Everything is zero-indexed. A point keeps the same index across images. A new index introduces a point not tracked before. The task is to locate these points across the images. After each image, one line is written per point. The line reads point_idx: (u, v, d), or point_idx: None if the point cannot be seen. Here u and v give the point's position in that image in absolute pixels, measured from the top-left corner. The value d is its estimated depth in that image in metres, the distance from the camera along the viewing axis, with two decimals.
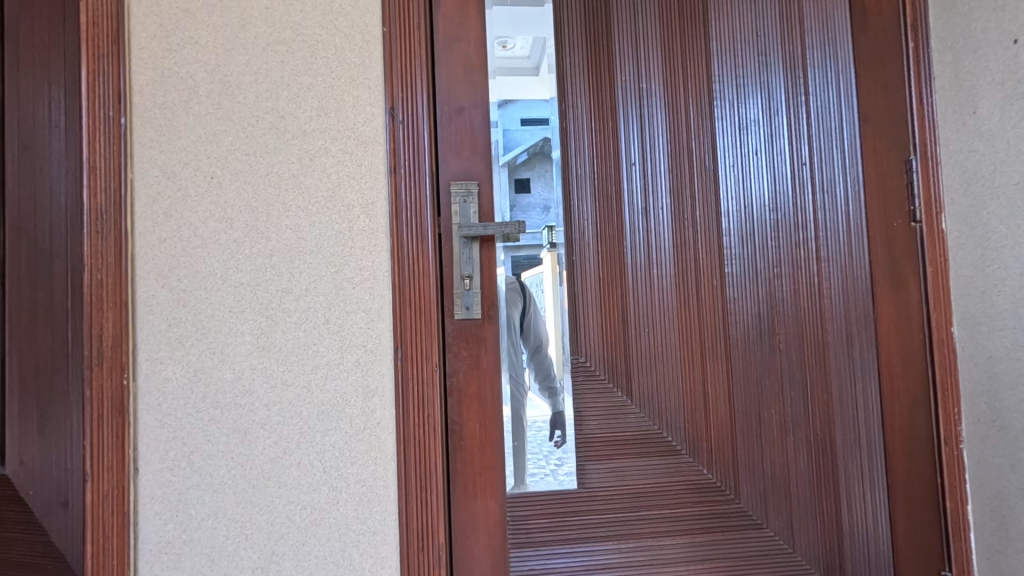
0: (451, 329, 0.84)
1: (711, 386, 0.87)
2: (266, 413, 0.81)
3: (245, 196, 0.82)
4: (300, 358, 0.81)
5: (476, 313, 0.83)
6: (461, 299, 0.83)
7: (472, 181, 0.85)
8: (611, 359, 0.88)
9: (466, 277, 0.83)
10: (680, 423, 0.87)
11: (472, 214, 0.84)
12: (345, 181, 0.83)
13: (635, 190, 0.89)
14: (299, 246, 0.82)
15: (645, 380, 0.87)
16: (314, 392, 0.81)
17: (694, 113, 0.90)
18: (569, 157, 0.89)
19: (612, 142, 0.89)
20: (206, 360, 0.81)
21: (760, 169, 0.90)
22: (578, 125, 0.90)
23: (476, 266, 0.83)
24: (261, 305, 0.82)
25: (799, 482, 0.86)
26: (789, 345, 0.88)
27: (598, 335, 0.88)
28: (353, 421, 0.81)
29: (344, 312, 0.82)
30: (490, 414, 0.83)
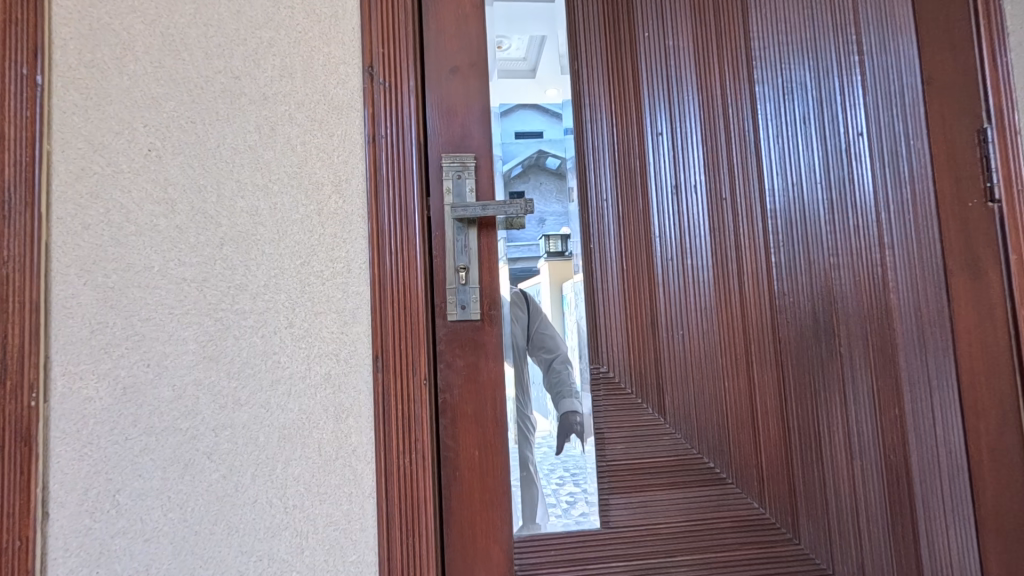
0: (442, 333, 0.69)
1: (758, 399, 0.72)
2: (214, 440, 0.65)
3: (189, 173, 0.67)
4: (256, 371, 0.66)
5: (473, 314, 0.68)
6: (455, 297, 0.68)
7: (467, 152, 0.71)
8: (638, 368, 0.72)
9: (461, 269, 0.68)
10: (723, 447, 0.71)
11: (467, 191, 0.70)
12: (313, 155, 0.69)
13: (663, 165, 0.74)
14: (256, 233, 0.67)
15: (679, 395, 0.71)
16: (272, 413, 0.65)
17: (731, 75, 0.75)
18: (584, 126, 0.74)
19: (634, 109, 0.74)
20: (138, 375, 0.65)
21: (810, 140, 0.75)
22: (591, 90, 0.74)
23: (473, 256, 0.69)
24: (208, 305, 0.66)
25: (869, 517, 0.71)
26: (849, 348, 0.73)
27: (620, 340, 0.72)
28: (323, 448, 0.65)
29: (310, 313, 0.67)
30: (492, 437, 0.68)
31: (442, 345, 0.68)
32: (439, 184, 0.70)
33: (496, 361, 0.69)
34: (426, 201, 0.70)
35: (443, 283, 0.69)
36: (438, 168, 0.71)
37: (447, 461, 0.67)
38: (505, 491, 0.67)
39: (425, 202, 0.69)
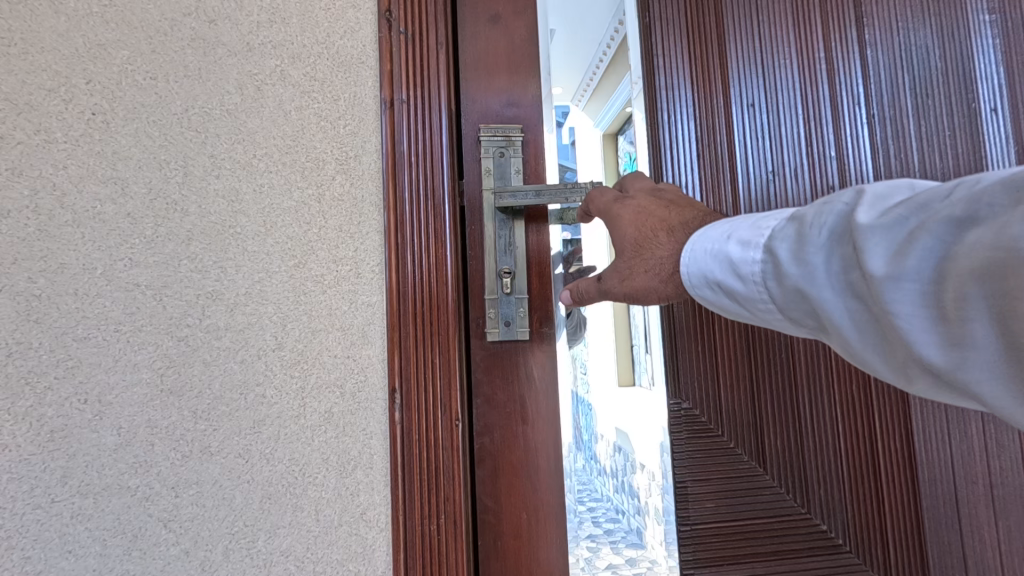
0: (477, 358, 0.54)
1: (882, 444, 0.56)
2: (173, 502, 0.48)
3: (146, 144, 0.51)
4: (233, 407, 0.50)
5: (518, 333, 0.54)
6: (497, 310, 0.54)
7: (511, 126, 0.57)
8: (729, 402, 0.55)
9: (505, 273, 0.54)
10: (839, 504, 0.55)
11: (512, 176, 0.55)
12: (311, 124, 0.53)
13: (756, 142, 0.58)
14: (235, 224, 0.51)
15: (785, 438, 0.55)
16: (254, 464, 0.49)
17: (837, 33, 0.60)
18: (656, 94, 0.58)
19: (719, 73, 0.59)
20: (71, 414, 0.48)
21: (934, 113, 0.60)
22: (665, 48, 0.59)
23: (520, 259, 0.55)
24: (169, 320, 0.50)
25: None
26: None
27: (704, 366, 0.56)
28: (322, 511, 0.50)
29: (306, 331, 0.51)
30: (539, 493, 0.54)
31: (478, 372, 0.54)
32: (475, 168, 0.56)
33: (547, 397, 0.54)
34: (457, 188, 0.55)
35: (480, 293, 0.55)
36: (475, 147, 0.56)
37: (483, 524, 0.53)
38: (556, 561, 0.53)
39: (456, 190, 0.55)
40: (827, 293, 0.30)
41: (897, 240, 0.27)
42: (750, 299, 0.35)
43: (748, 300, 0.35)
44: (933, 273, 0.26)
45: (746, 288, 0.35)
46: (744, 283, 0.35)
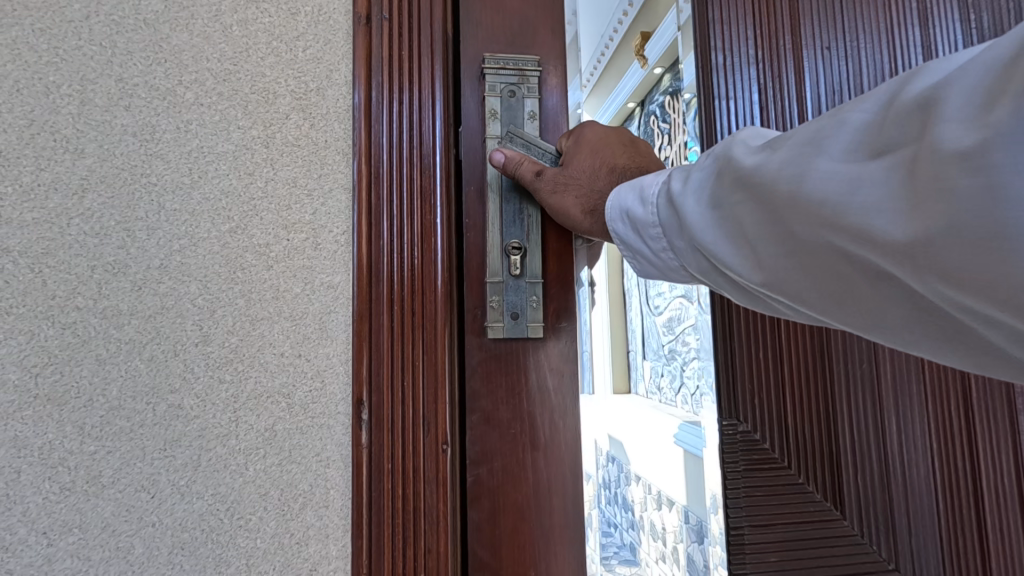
0: (473, 364, 0.42)
1: (969, 470, 0.52)
2: (45, 554, 0.34)
3: (28, 60, 0.37)
4: (138, 420, 0.36)
5: (528, 329, 0.43)
6: (501, 296, 0.42)
7: (526, 57, 0.45)
8: (799, 436, 0.50)
9: (513, 247, 0.43)
10: (934, 544, 0.51)
11: (520, 121, 0.44)
12: (261, 44, 0.40)
13: (810, 96, 0.55)
14: (150, 172, 0.38)
15: (866, 474, 0.50)
16: (165, 500, 0.36)
17: (896, 15, 0.57)
18: (710, 64, 0.53)
19: (777, 45, 0.54)
20: None
21: None
22: (720, 12, 0.54)
23: (534, 231, 0.43)
24: (50, 300, 0.36)
25: None
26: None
27: (769, 390, 0.50)
28: (256, 566, 0.37)
29: (242, 319, 0.38)
30: (548, 541, 0.42)
31: (475, 380, 0.42)
32: (474, 111, 0.44)
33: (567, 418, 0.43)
34: (448, 136, 0.42)
35: (479, 276, 0.43)
36: (476, 84, 0.44)
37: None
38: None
39: (449, 138, 0.42)
40: (694, 206, 0.31)
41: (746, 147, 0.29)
42: (647, 224, 0.35)
43: (632, 241, 0.36)
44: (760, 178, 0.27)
45: (646, 212, 0.35)
46: (645, 205, 0.35)
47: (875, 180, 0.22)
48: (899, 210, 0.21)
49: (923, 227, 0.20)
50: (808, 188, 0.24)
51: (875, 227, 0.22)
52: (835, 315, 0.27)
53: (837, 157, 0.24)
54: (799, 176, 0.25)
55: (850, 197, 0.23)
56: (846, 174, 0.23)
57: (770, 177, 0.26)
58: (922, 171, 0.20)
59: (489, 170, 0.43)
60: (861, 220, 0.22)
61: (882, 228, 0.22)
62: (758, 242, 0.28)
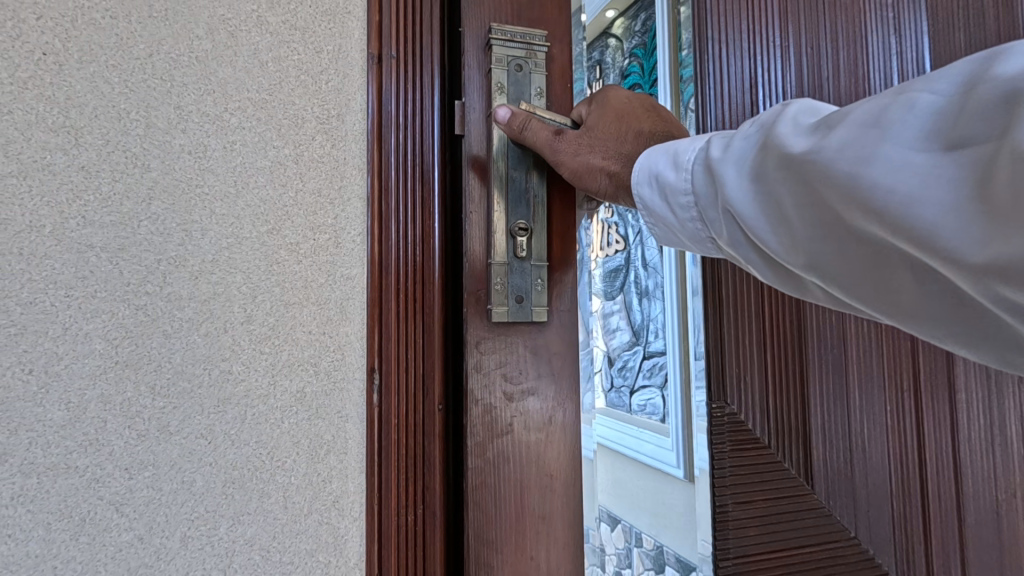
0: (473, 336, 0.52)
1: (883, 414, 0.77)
2: (127, 484, 0.44)
3: (104, 91, 0.45)
4: (197, 383, 0.46)
5: (530, 307, 0.53)
6: (507, 270, 0.53)
7: (535, 34, 0.56)
8: (776, 422, 0.73)
9: (519, 228, 0.53)
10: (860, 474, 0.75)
11: (524, 90, 0.55)
12: (291, 76, 0.49)
13: None
14: (203, 184, 0.47)
15: (822, 456, 0.74)
16: (219, 447, 0.46)
17: (844, 58, 0.79)
18: (708, 105, 0.73)
19: (762, 83, 0.75)
20: (12, 385, 0.42)
21: None
22: (717, 56, 0.74)
23: (535, 215, 0.54)
24: (125, 286, 0.45)
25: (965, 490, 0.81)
26: (961, 402, 0.81)
27: (756, 390, 0.72)
28: (290, 499, 0.47)
29: (278, 304, 0.47)
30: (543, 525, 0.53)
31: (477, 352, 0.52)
32: (483, 83, 0.54)
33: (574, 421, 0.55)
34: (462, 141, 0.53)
35: (481, 259, 0.52)
36: (481, 85, 0.54)
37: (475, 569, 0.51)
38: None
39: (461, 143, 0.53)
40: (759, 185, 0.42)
41: (812, 139, 0.39)
42: (679, 188, 0.48)
43: (660, 209, 0.50)
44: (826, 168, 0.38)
45: (677, 178, 0.48)
46: (678, 173, 0.48)
47: (940, 185, 0.33)
48: (954, 210, 0.32)
49: (981, 230, 0.31)
50: (880, 185, 0.35)
51: (935, 221, 0.33)
52: (885, 273, 0.39)
53: (904, 158, 0.34)
54: (868, 175, 0.35)
55: (917, 195, 0.33)
56: (912, 178, 0.33)
57: (839, 170, 0.37)
58: (977, 180, 0.31)
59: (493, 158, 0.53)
60: (926, 215, 0.33)
61: (938, 222, 0.33)
62: (825, 221, 0.39)
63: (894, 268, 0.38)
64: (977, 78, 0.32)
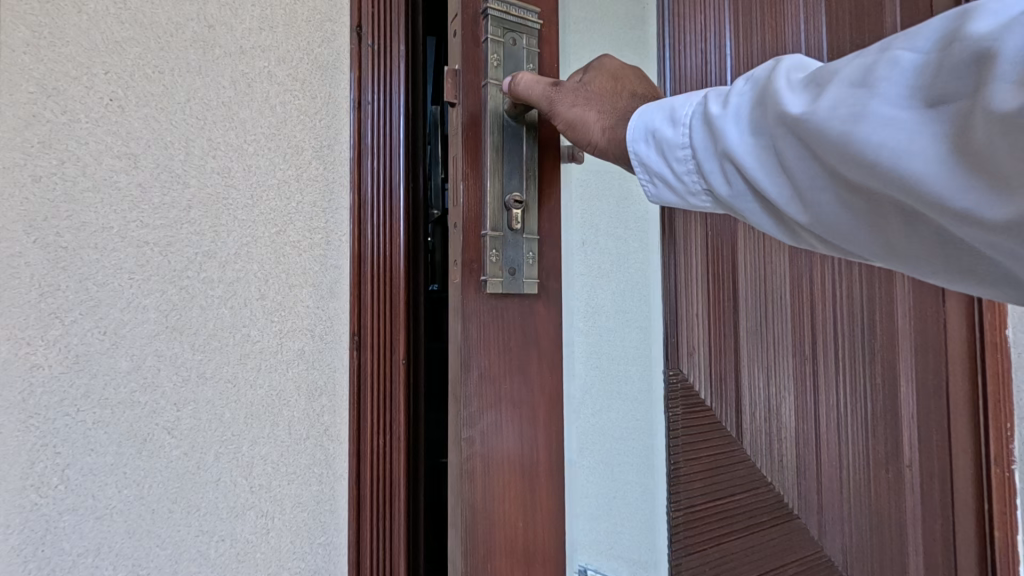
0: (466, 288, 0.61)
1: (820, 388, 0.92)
2: (175, 415, 0.61)
3: (154, 126, 0.61)
4: (223, 343, 0.63)
5: (524, 279, 0.65)
6: (506, 239, 0.63)
7: (530, 18, 0.65)
8: (720, 386, 0.89)
9: (516, 201, 0.63)
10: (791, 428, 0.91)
11: (518, 62, 0.64)
12: (293, 117, 0.67)
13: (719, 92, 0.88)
14: (227, 196, 0.64)
15: (764, 412, 0.90)
16: (241, 389, 0.64)
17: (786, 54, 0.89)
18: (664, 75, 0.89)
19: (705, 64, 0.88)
20: (92, 342, 0.58)
21: None
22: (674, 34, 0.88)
23: (527, 188, 0.64)
24: (172, 270, 0.62)
25: (895, 460, 0.95)
26: (898, 383, 0.95)
27: (705, 361, 0.88)
28: (293, 427, 0.66)
29: (284, 286, 0.66)
30: (523, 480, 0.64)
31: (465, 310, 0.61)
32: (479, 57, 0.62)
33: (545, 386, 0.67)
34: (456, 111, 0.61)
35: (478, 228, 0.62)
36: (476, 64, 0.62)
37: (468, 517, 0.60)
38: (530, 555, 0.64)
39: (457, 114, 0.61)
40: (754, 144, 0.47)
41: (803, 101, 0.44)
42: (674, 144, 0.54)
43: (658, 165, 0.55)
44: (815, 125, 0.42)
45: (673, 132, 0.54)
46: (675, 126, 0.54)
47: (924, 144, 0.36)
48: (940, 165, 0.36)
49: (972, 188, 0.35)
50: (871, 141, 0.38)
51: (920, 175, 0.37)
52: (877, 223, 0.44)
53: (891, 114, 0.38)
54: (855, 134, 0.39)
55: (908, 149, 0.37)
56: (901, 137, 0.37)
57: (832, 129, 0.40)
58: (956, 134, 0.35)
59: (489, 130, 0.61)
60: (914, 171, 0.37)
61: (923, 177, 0.37)
62: (817, 175, 0.44)
63: (886, 220, 0.43)
64: (956, 35, 0.35)
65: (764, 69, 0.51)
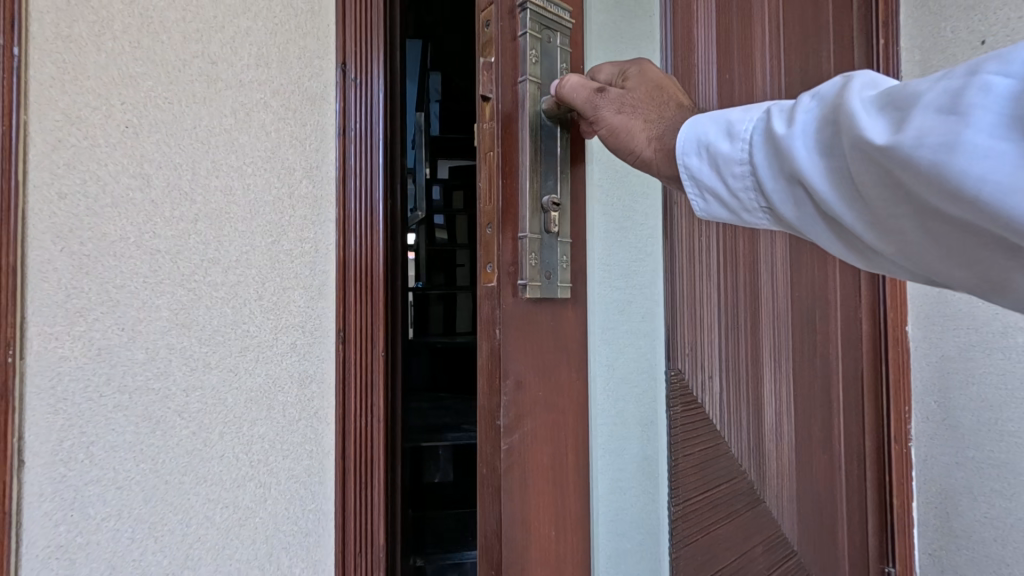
0: (500, 301, 0.59)
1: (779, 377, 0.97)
2: (184, 399, 0.71)
3: (166, 150, 0.71)
4: (227, 337, 0.73)
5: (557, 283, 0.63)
6: (540, 241, 0.61)
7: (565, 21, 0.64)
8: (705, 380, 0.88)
9: (550, 202, 0.60)
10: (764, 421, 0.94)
11: (552, 64, 0.62)
12: (286, 141, 0.77)
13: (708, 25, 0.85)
14: (229, 211, 0.74)
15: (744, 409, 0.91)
16: (241, 376, 0.74)
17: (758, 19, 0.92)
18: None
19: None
20: (112, 336, 0.68)
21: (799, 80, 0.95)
22: None
23: (560, 191, 0.62)
24: (182, 275, 0.71)
25: (824, 439, 1.05)
26: (825, 370, 1.05)
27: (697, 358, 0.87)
28: (287, 410, 0.76)
29: (279, 288, 0.76)
30: (555, 481, 0.63)
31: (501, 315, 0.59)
32: (517, 62, 0.60)
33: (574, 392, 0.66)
34: (491, 106, 0.59)
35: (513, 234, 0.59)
36: (514, 65, 0.59)
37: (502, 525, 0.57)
38: (561, 556, 0.63)
39: (493, 109, 0.59)
40: (822, 166, 0.44)
41: (877, 125, 0.39)
42: (732, 158, 0.51)
43: (712, 181, 0.52)
44: (892, 152, 0.38)
45: (731, 146, 0.51)
46: (733, 141, 0.50)
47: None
48: None
49: None
50: (961, 176, 0.34)
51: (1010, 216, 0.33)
52: (972, 251, 0.39)
53: (984, 147, 0.33)
54: (941, 167, 0.35)
55: (1009, 186, 0.33)
56: (991, 174, 0.33)
57: (918, 159, 0.36)
58: None
59: (525, 132, 0.59)
60: (1004, 209, 0.33)
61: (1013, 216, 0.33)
62: (902, 201, 0.40)
63: (979, 248, 0.38)
64: None
65: (837, 84, 0.46)
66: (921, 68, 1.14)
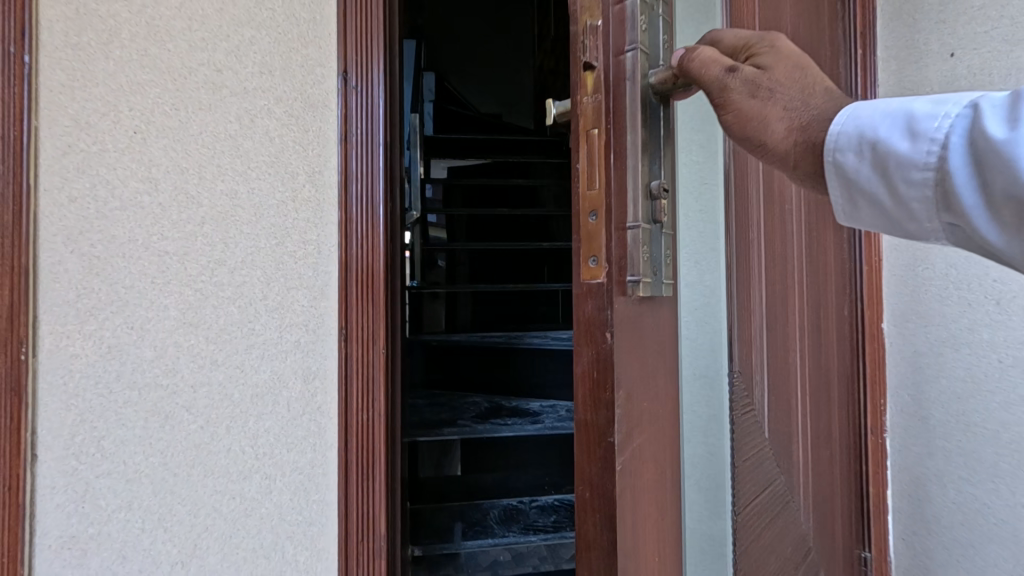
0: (613, 306, 0.46)
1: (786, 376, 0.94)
2: (192, 395, 0.74)
3: (173, 155, 0.73)
4: (233, 336, 0.76)
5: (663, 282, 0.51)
6: (652, 236, 0.48)
7: None
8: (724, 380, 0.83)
9: (661, 189, 0.49)
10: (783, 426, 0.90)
11: (659, 32, 0.50)
12: (289, 147, 0.79)
13: None
14: (235, 214, 0.76)
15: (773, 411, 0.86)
16: (247, 373, 0.77)
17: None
18: None
19: None
20: (121, 335, 0.71)
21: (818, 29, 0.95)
22: None
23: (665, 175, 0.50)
24: (190, 276, 0.74)
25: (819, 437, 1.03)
26: (819, 368, 1.02)
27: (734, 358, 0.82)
28: (291, 405, 0.79)
29: (283, 288, 0.79)
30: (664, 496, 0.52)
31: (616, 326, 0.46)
32: (623, 23, 0.48)
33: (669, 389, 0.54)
34: (594, 75, 0.47)
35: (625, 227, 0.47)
36: (620, 23, 0.48)
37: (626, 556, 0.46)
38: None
39: (599, 79, 0.47)
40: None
41: None
42: (908, 161, 0.43)
43: (879, 189, 0.45)
44: None
45: (912, 147, 0.43)
46: (915, 142, 0.42)
47: None
48: None
49: None
50: None
51: None
52: None
53: None
54: None
55: None
56: None
57: None
58: None
59: (635, 107, 0.47)
60: None
61: None
62: None
63: None
64: None
65: None
66: (901, 75, 1.17)
